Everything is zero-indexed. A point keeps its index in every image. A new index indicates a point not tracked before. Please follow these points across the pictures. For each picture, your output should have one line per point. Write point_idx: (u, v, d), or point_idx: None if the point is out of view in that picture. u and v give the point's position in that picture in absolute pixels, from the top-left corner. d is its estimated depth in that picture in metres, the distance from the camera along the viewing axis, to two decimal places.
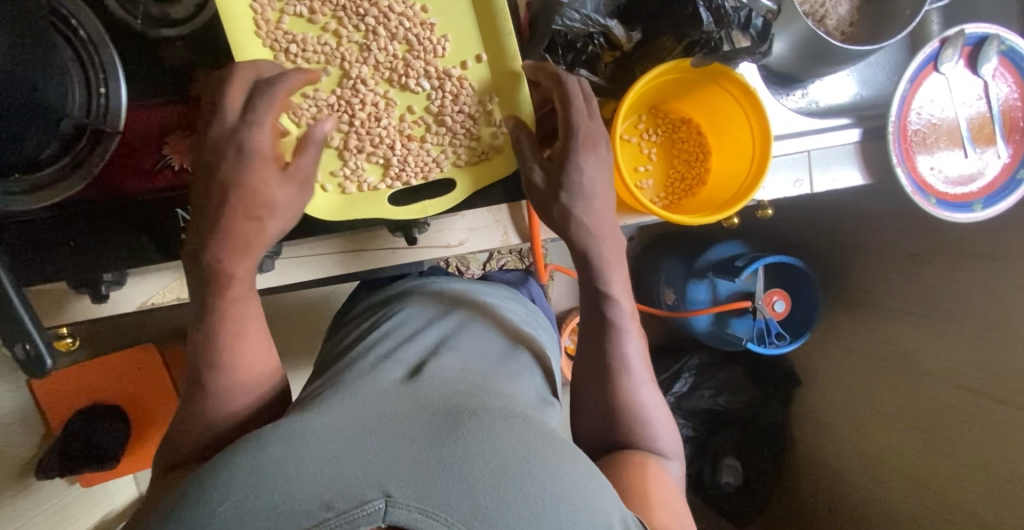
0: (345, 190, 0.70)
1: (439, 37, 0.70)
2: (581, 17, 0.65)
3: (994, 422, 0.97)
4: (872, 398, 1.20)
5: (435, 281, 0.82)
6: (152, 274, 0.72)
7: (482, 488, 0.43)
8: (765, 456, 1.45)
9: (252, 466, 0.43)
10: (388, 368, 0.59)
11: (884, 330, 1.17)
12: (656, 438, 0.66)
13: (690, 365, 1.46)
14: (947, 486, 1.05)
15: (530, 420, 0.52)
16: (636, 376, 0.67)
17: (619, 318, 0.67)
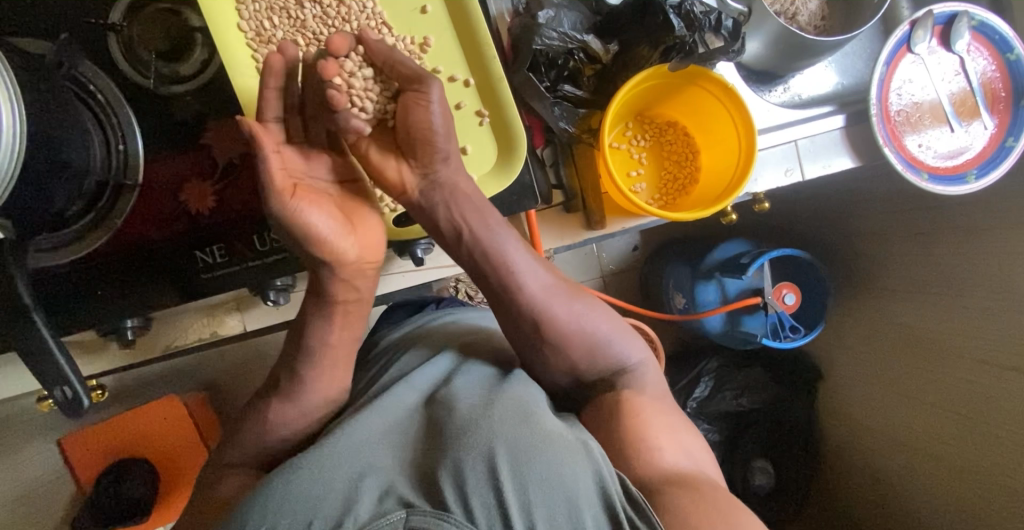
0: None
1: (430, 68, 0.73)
2: (561, 35, 0.71)
3: (1006, 392, 0.97)
4: (891, 381, 1.19)
5: (448, 315, 0.82)
6: (173, 319, 0.77)
7: (486, 487, 0.49)
8: (794, 454, 1.44)
9: (285, 488, 0.51)
10: (402, 390, 0.64)
11: (897, 313, 1.17)
12: (610, 346, 0.69)
13: (709, 369, 1.46)
14: (968, 465, 1.04)
15: (537, 414, 0.56)
16: (555, 302, 0.67)
17: (521, 252, 0.67)
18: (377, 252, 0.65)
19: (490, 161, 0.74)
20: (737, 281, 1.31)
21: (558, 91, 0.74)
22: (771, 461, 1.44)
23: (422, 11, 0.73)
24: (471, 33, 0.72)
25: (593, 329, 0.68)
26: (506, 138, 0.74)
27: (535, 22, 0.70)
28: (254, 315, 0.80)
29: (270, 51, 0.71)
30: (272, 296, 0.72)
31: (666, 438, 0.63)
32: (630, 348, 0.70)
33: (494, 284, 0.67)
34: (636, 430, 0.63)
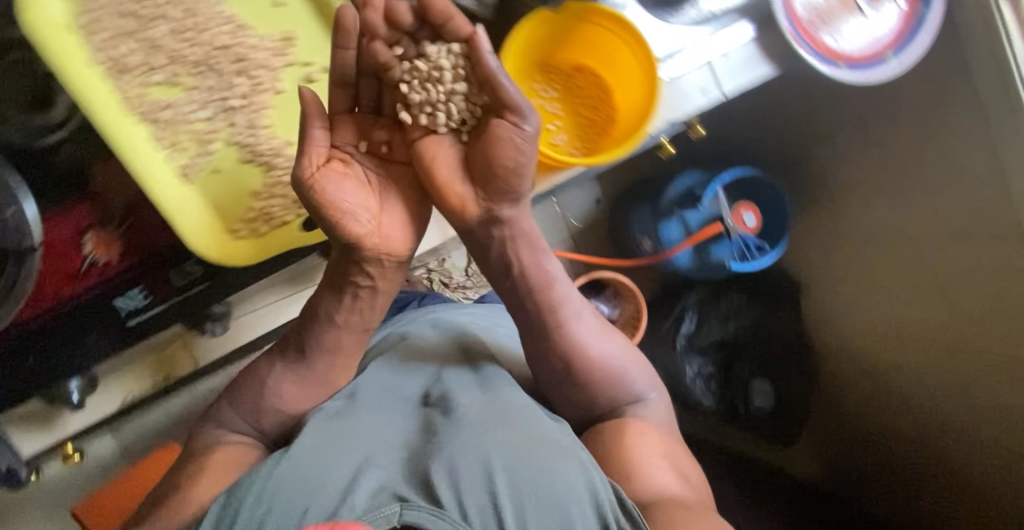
0: (256, 230, 0.79)
1: (302, 64, 0.81)
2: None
3: (1004, 259, 1.02)
4: (893, 269, 1.22)
5: (435, 312, 0.93)
6: (121, 371, 0.86)
7: (480, 488, 0.65)
8: (792, 370, 1.46)
9: (281, 477, 0.66)
10: (391, 400, 0.79)
11: (883, 202, 1.19)
12: (629, 377, 0.83)
13: (691, 303, 1.47)
14: (965, 334, 1.12)
15: (544, 431, 0.71)
16: (586, 324, 0.82)
17: (558, 279, 0.81)
18: (404, 249, 0.77)
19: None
20: (699, 213, 1.29)
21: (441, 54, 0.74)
22: (771, 382, 1.46)
23: (275, 5, 0.81)
24: (326, 19, 0.81)
25: (621, 362, 0.83)
26: None
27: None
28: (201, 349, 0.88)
29: (130, 78, 0.76)
30: (209, 324, 0.84)
31: (658, 455, 0.76)
32: (646, 384, 0.84)
33: (550, 318, 0.80)
34: (631, 447, 0.76)
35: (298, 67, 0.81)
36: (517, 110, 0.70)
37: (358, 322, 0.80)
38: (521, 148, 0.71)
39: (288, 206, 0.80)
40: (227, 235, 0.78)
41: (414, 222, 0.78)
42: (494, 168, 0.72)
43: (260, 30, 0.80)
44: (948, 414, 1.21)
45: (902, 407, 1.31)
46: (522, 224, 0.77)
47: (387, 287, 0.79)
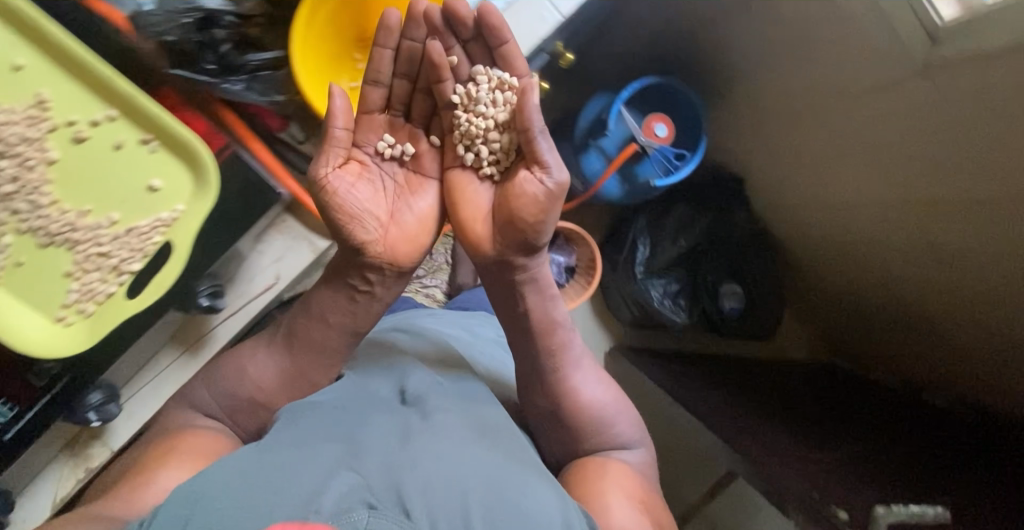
0: (84, 311, 0.72)
1: (64, 123, 0.71)
2: (185, 7, 0.67)
3: (907, 107, 0.90)
4: (817, 146, 1.12)
5: (403, 324, 0.95)
6: (44, 477, 0.80)
7: (451, 500, 0.58)
8: (755, 262, 1.44)
9: (234, 481, 0.58)
10: (368, 405, 0.73)
11: (786, 75, 1.09)
12: (616, 433, 0.82)
13: (641, 229, 1.41)
14: (876, 196, 1.07)
15: (518, 455, 0.68)
16: (582, 367, 0.83)
17: (564, 320, 0.83)
18: (407, 263, 0.78)
19: (190, 187, 0.73)
20: (612, 136, 1.23)
21: (232, 70, 0.70)
22: (738, 281, 1.44)
23: (15, 69, 0.69)
24: (75, 62, 0.70)
25: (610, 409, 0.83)
26: (182, 153, 0.72)
27: (148, 11, 0.67)
28: (113, 435, 0.81)
29: None
30: (94, 413, 0.75)
31: (631, 492, 0.74)
32: (630, 435, 0.84)
33: (559, 362, 0.82)
34: (602, 479, 0.74)
35: (61, 127, 0.71)
36: (544, 163, 0.74)
37: (350, 323, 0.78)
38: (543, 201, 0.74)
39: (106, 278, 0.73)
40: (54, 326, 0.71)
41: (422, 238, 0.80)
42: (515, 224, 0.75)
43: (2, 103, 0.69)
44: (887, 278, 1.20)
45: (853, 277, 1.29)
46: (537, 271, 0.79)
47: (385, 294, 0.79)
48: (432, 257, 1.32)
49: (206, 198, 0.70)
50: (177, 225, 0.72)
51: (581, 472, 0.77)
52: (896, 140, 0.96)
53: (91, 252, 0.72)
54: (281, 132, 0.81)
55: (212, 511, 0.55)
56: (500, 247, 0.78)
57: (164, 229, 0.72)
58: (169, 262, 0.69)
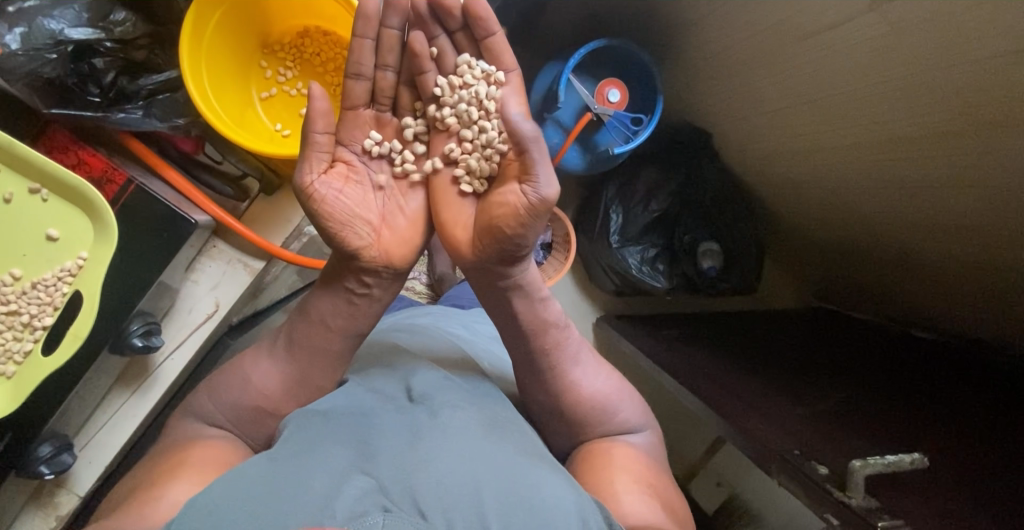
0: (4, 373, 0.69)
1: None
2: (50, 43, 0.66)
3: (857, 46, 0.84)
4: (777, 92, 1.05)
5: (401, 324, 0.87)
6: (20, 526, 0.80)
7: (469, 503, 0.52)
8: (731, 218, 1.40)
9: (232, 495, 0.52)
10: (375, 404, 0.65)
11: (734, 21, 1.02)
12: (625, 418, 0.76)
13: (612, 197, 1.36)
14: (847, 134, 0.98)
15: (529, 447, 0.62)
16: (582, 358, 0.75)
17: (558, 316, 0.74)
18: (404, 264, 0.69)
19: (90, 232, 0.68)
20: (565, 108, 1.19)
21: (122, 98, 0.71)
22: (716, 239, 1.39)
23: None
24: None
25: (613, 395, 0.76)
26: (74, 195, 0.67)
27: (11, 51, 0.65)
28: (76, 480, 0.81)
29: None
30: (46, 467, 0.72)
31: (641, 481, 0.68)
32: (638, 416, 0.77)
33: (557, 359, 0.73)
34: (610, 467, 0.69)
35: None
36: (533, 176, 0.62)
37: (353, 325, 0.69)
38: (525, 213, 0.63)
39: (20, 335, 0.70)
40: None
41: (416, 241, 0.72)
42: (504, 231, 0.64)
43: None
44: (872, 218, 1.12)
45: (840, 218, 1.21)
46: (524, 273, 0.69)
47: (386, 297, 0.70)
48: None
49: (110, 240, 0.66)
50: (83, 273, 0.68)
51: (587, 461, 0.71)
52: (861, 79, 0.88)
53: (1, 312, 0.69)
54: (196, 153, 0.80)
55: (221, 520, 0.49)
56: (490, 256, 0.67)
57: (71, 278, 0.69)
58: (82, 311, 0.64)
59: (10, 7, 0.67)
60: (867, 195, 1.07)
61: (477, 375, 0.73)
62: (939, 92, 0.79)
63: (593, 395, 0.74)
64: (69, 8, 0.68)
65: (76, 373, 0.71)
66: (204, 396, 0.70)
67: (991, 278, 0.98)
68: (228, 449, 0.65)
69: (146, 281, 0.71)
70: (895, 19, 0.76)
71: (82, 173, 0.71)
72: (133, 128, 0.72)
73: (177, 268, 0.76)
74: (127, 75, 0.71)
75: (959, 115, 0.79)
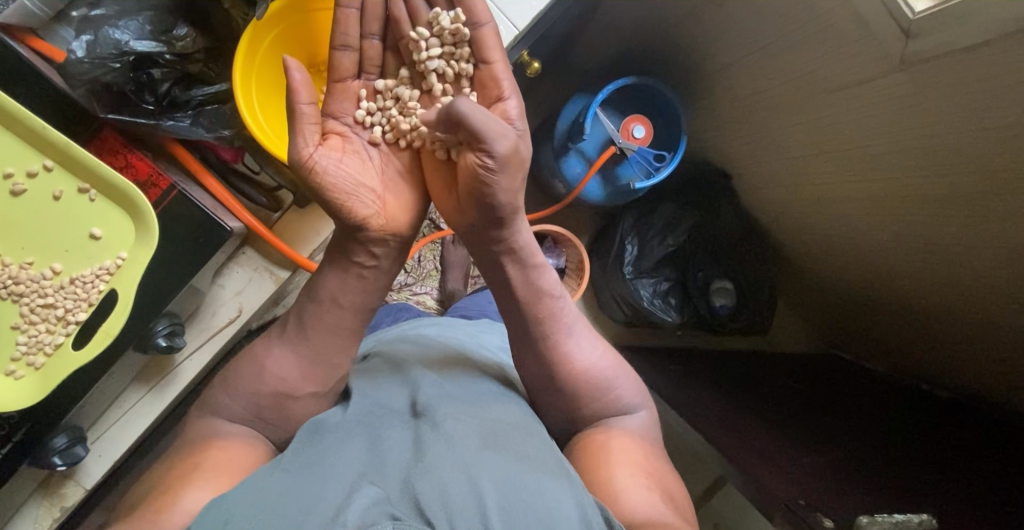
0: (34, 364, 0.71)
1: (2, 177, 0.69)
2: (114, 53, 0.70)
3: (884, 105, 0.85)
4: (800, 140, 1.07)
5: (406, 329, 0.87)
6: (23, 515, 0.81)
7: (474, 511, 0.52)
8: (746, 258, 1.40)
9: (247, 505, 0.51)
10: (379, 416, 0.66)
11: (761, 71, 1.05)
12: (619, 395, 0.74)
13: (628, 228, 1.37)
14: (864, 186, 1.00)
15: (536, 452, 0.60)
16: (573, 329, 0.75)
17: (551, 283, 0.75)
18: (410, 230, 0.73)
19: (131, 234, 0.71)
20: (590, 139, 1.21)
21: (172, 107, 0.73)
22: (730, 278, 1.39)
23: None
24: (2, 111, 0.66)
25: (609, 372, 0.75)
26: (120, 197, 0.69)
27: (76, 58, 0.69)
28: (85, 474, 0.82)
29: None
30: (59, 458, 0.74)
31: (638, 468, 0.65)
32: (631, 393, 0.76)
33: (551, 328, 0.74)
34: (605, 458, 0.65)
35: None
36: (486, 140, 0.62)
37: (363, 300, 0.73)
38: (490, 179, 0.64)
39: (53, 328, 0.72)
40: (8, 380, 0.71)
41: (417, 206, 0.74)
42: (477, 195, 0.66)
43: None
44: (887, 271, 1.13)
45: (854, 268, 1.21)
46: (514, 239, 0.72)
47: (391, 265, 0.74)
48: (421, 264, 1.29)
49: (151, 243, 0.69)
50: (121, 273, 0.70)
51: (580, 456, 0.68)
52: (880, 134, 0.90)
53: (36, 305, 0.70)
54: (237, 163, 0.83)
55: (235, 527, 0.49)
56: (476, 219, 0.70)
57: (108, 277, 0.71)
58: (116, 309, 0.67)
59: (75, 13, 0.70)
60: (884, 247, 1.08)
61: (477, 378, 0.73)
62: (959, 155, 0.80)
63: (586, 366, 0.73)
64: (134, 19, 0.72)
65: (99, 367, 0.72)
66: (217, 393, 0.71)
67: (995, 341, 0.98)
68: (243, 447, 0.65)
69: (178, 274, 0.73)
70: (921, 84, 0.78)
71: (129, 176, 0.74)
72: (179, 135, 0.74)
73: (208, 274, 0.78)
74: (180, 85, 0.74)
75: (979, 179, 0.80)
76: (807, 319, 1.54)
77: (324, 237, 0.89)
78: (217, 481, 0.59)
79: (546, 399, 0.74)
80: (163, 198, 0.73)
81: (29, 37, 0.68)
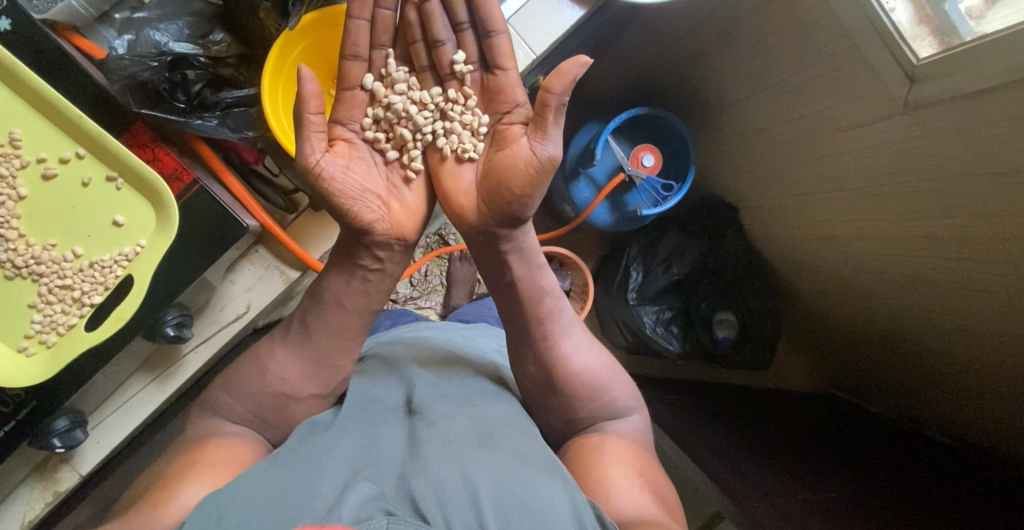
0: (46, 342, 0.73)
1: (35, 160, 0.72)
2: (153, 52, 0.72)
3: (888, 148, 0.88)
4: (807, 177, 1.08)
5: (406, 331, 0.88)
6: (15, 498, 0.81)
7: (468, 506, 0.52)
8: (750, 292, 1.40)
9: (244, 497, 0.52)
10: (376, 415, 0.67)
11: (769, 111, 1.08)
12: (612, 397, 0.74)
13: (634, 255, 1.38)
14: (869, 225, 1.01)
15: (531, 453, 0.60)
16: (571, 333, 0.76)
17: (552, 285, 0.77)
18: (413, 235, 0.76)
19: (152, 223, 0.73)
20: (600, 165, 1.24)
21: (203, 107, 0.77)
22: (734, 310, 1.39)
23: None
24: (42, 99, 0.69)
25: (601, 373, 0.75)
26: (145, 186, 0.72)
27: (117, 56, 0.71)
28: (81, 459, 0.83)
29: None
30: (59, 439, 0.74)
31: (630, 468, 0.65)
32: (624, 396, 0.76)
33: (547, 335, 0.75)
34: (598, 461, 0.65)
35: (32, 164, 0.72)
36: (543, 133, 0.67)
37: (367, 303, 0.75)
38: (533, 173, 0.68)
39: (68, 309, 0.74)
40: (19, 357, 0.72)
41: (422, 210, 0.77)
42: (515, 191, 0.69)
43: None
44: (890, 313, 1.12)
45: (857, 310, 1.21)
46: (524, 238, 0.75)
47: (395, 269, 0.76)
48: (426, 278, 1.30)
49: (169, 233, 0.71)
50: (139, 259, 0.73)
51: (574, 457, 0.68)
52: (882, 175, 0.92)
53: (55, 286, 0.73)
54: (257, 164, 0.86)
55: (230, 517, 0.49)
56: (495, 217, 0.72)
57: (126, 263, 0.73)
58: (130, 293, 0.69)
59: (118, 15, 0.75)
60: (887, 289, 1.08)
61: (474, 379, 0.73)
62: (959, 197, 0.82)
63: (581, 369, 0.74)
64: (174, 23, 0.75)
65: (108, 353, 0.73)
66: (221, 389, 0.72)
67: (996, 389, 0.98)
68: (240, 445, 0.66)
69: (194, 266, 0.75)
70: (923, 129, 0.80)
71: (155, 169, 0.76)
72: (207, 134, 0.77)
73: (220, 268, 0.80)
74: (212, 87, 0.77)
75: (980, 222, 0.81)
76: (810, 359, 1.53)
77: (335, 236, 0.91)
78: (216, 478, 0.59)
79: (544, 414, 0.75)
80: (183, 191, 0.75)
81: (71, 34, 0.74)
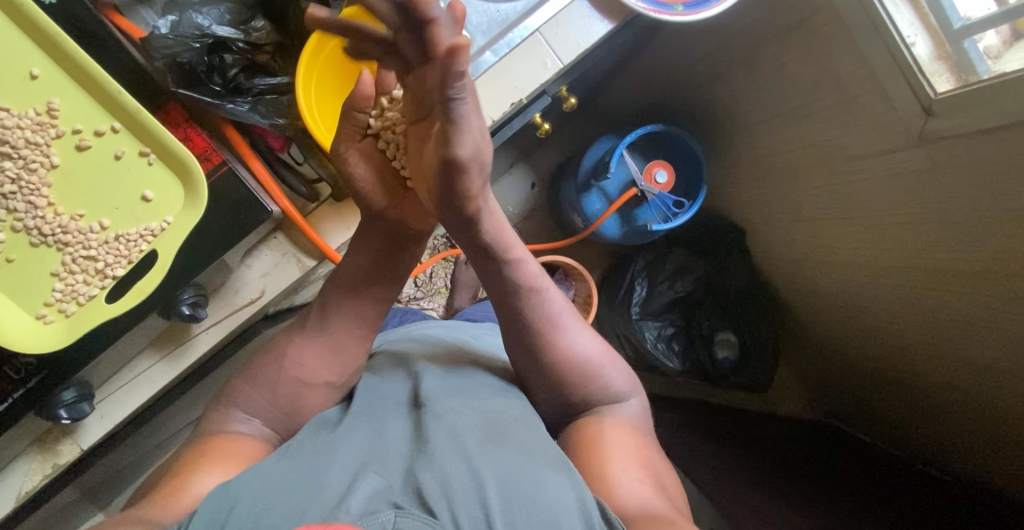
0: (65, 311, 0.74)
1: (71, 131, 0.73)
2: (195, 33, 0.74)
3: (898, 178, 0.89)
4: (815, 203, 1.10)
5: (416, 328, 0.88)
6: (14, 468, 0.81)
7: (474, 498, 0.52)
8: (751, 315, 1.40)
9: (256, 487, 0.52)
10: (383, 409, 0.68)
11: (782, 136, 1.10)
12: (605, 380, 0.75)
13: (639, 270, 1.39)
14: (874, 255, 1.03)
15: (538, 449, 0.60)
16: (567, 325, 0.76)
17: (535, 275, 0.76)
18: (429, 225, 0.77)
19: (180, 200, 0.75)
20: (613, 179, 1.26)
21: (236, 90, 0.77)
22: (735, 331, 1.39)
23: (30, 77, 0.71)
24: (83, 72, 0.70)
25: (596, 359, 0.75)
26: (176, 164, 0.73)
27: (161, 34, 0.73)
28: (83, 433, 0.83)
29: None
30: (64, 411, 0.75)
31: (627, 460, 0.65)
32: (619, 379, 0.76)
33: (541, 326, 0.74)
34: (598, 454, 0.65)
35: (67, 134, 0.73)
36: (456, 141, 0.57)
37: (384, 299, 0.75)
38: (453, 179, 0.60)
39: (90, 280, 0.75)
40: (36, 323, 0.73)
41: None
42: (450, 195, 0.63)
43: (15, 108, 0.71)
44: (889, 343, 1.13)
45: (857, 338, 1.22)
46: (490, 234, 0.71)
47: None
48: (432, 279, 1.31)
49: (197, 213, 0.73)
50: (165, 235, 0.74)
51: (571, 453, 0.67)
52: (890, 206, 0.94)
53: (79, 256, 0.74)
54: (282, 151, 0.87)
55: (242, 506, 0.49)
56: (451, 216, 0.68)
57: (151, 238, 0.75)
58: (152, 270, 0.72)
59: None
60: (887, 319, 1.09)
61: (479, 374, 0.74)
62: (964, 232, 0.83)
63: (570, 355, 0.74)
64: (216, 8, 0.77)
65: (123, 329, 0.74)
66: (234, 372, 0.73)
67: (990, 424, 0.98)
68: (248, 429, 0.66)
69: (216, 250, 0.76)
70: (936, 163, 0.82)
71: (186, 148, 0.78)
72: (238, 119, 0.78)
73: (239, 252, 0.81)
74: (246, 73, 0.78)
75: (982, 258, 0.83)
76: (805, 385, 1.53)
77: (353, 227, 0.92)
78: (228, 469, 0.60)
79: (552, 418, 0.75)
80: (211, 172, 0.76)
81: (111, 12, 0.75)
